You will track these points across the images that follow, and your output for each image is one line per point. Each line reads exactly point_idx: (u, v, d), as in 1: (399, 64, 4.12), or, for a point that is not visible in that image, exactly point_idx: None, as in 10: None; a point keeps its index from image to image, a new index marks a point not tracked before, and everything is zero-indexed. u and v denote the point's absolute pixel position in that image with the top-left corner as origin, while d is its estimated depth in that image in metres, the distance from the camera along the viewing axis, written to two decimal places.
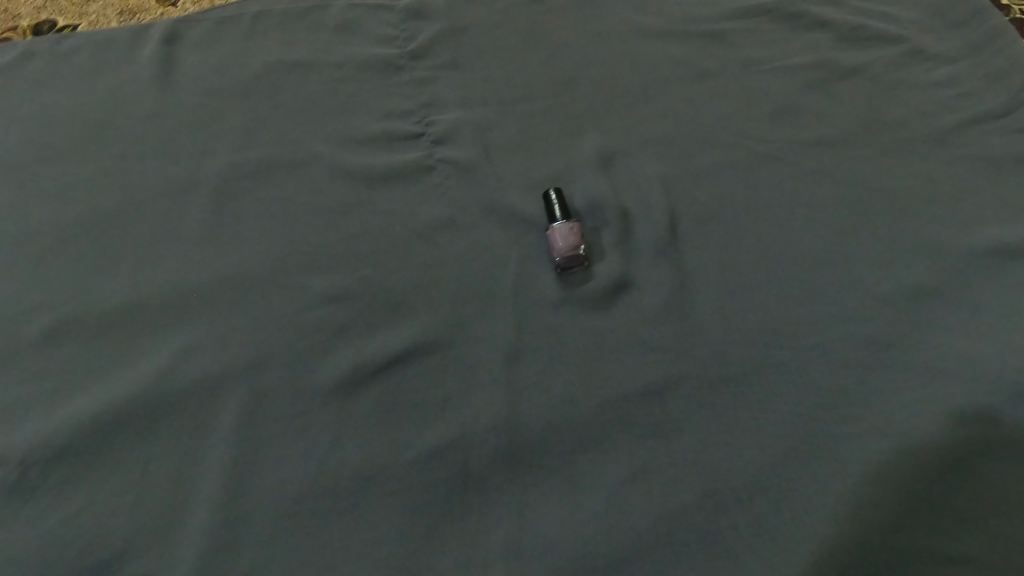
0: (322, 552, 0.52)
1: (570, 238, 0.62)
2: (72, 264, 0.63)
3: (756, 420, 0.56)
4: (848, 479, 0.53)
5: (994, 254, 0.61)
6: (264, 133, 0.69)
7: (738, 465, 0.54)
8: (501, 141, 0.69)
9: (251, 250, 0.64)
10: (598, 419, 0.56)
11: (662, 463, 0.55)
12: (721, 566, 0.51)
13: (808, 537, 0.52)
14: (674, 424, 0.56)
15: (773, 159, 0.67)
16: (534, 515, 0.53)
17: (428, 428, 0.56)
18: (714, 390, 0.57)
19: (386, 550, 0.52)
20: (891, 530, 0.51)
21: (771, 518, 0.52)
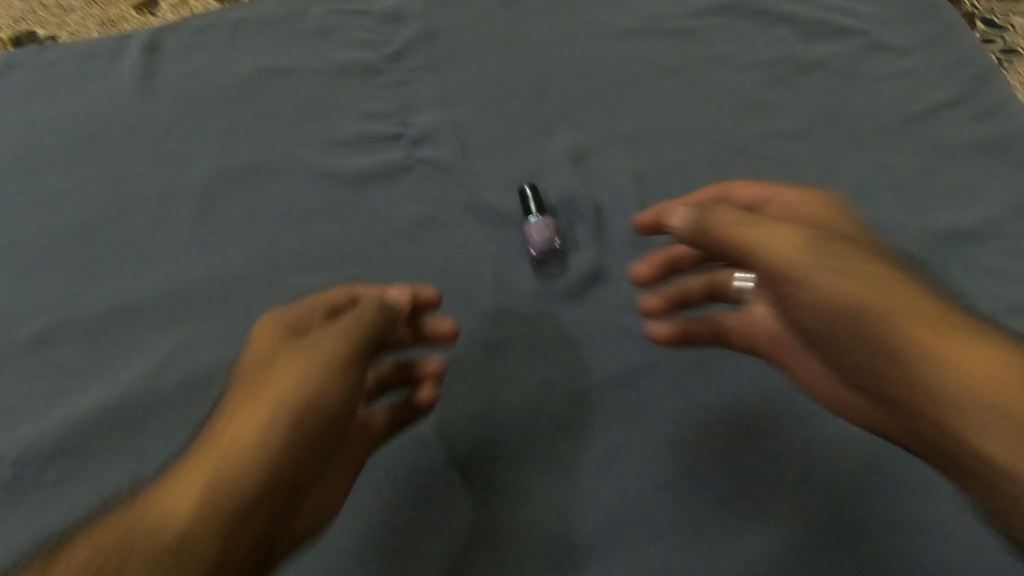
0: (320, 538, 0.56)
1: (547, 232, 0.64)
2: (65, 272, 0.66)
3: (719, 402, 0.60)
4: (803, 457, 0.58)
5: (947, 237, 0.64)
6: (247, 137, 0.71)
7: (703, 446, 0.59)
8: (478, 140, 0.71)
9: (239, 253, 0.66)
10: (572, 418, 0.60)
11: (633, 456, 0.59)
12: (688, 539, 0.56)
13: (767, 514, 0.56)
14: (643, 410, 0.60)
15: (741, 151, 0.70)
16: (517, 498, 0.57)
17: (415, 420, 0.60)
18: (681, 377, 0.61)
19: (380, 534, 0.56)
20: (843, 502, 0.56)
21: (733, 493, 0.57)
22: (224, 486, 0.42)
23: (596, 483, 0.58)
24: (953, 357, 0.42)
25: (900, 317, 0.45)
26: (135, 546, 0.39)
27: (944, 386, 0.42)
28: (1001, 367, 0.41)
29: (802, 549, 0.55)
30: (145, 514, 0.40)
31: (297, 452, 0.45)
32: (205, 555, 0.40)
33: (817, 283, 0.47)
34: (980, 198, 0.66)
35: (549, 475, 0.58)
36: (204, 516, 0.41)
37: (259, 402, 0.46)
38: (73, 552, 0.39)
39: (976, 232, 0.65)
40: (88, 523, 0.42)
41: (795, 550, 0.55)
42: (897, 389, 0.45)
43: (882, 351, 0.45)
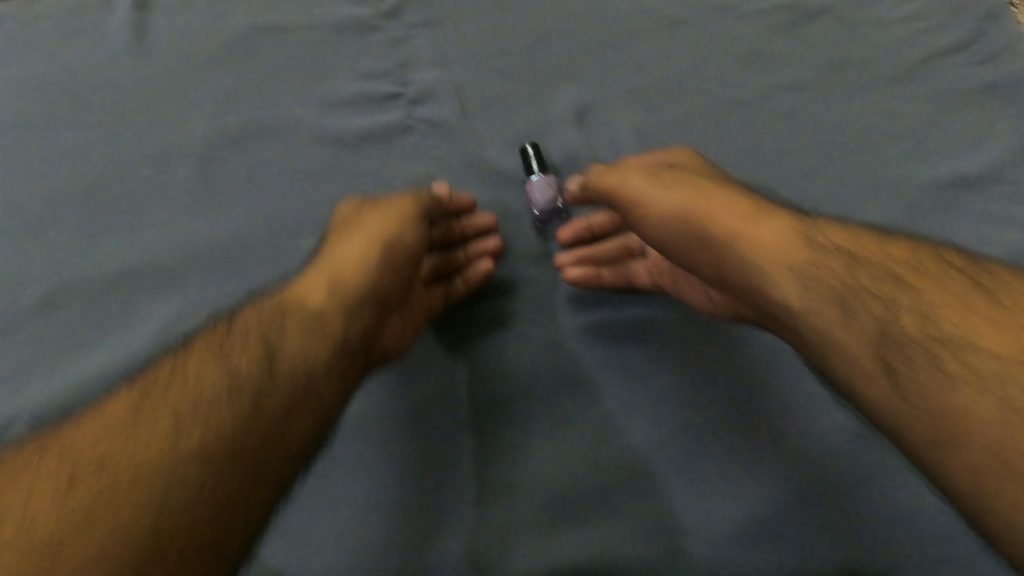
0: (334, 494, 0.58)
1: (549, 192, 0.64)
2: (66, 237, 0.65)
3: (723, 360, 0.61)
4: (807, 412, 0.59)
5: (952, 184, 0.64)
6: (244, 98, 0.70)
7: (707, 400, 0.60)
8: (478, 99, 0.70)
9: (240, 216, 0.66)
10: (579, 381, 0.62)
11: (640, 416, 0.60)
12: (693, 490, 0.57)
13: (772, 465, 0.58)
14: (648, 366, 0.62)
15: (744, 105, 0.69)
16: (525, 454, 0.59)
17: (422, 379, 0.61)
18: (686, 334, 0.62)
19: (393, 490, 0.58)
20: (846, 454, 0.58)
21: (738, 445, 0.58)
22: (317, 315, 0.51)
23: (605, 441, 0.60)
24: (788, 269, 0.47)
25: (739, 226, 0.51)
26: (235, 354, 0.48)
27: (779, 283, 0.48)
28: (829, 267, 0.47)
29: (806, 499, 0.56)
30: (250, 325, 0.50)
31: (365, 294, 0.53)
32: (301, 364, 0.48)
33: (657, 206, 0.55)
34: (986, 144, 0.66)
35: (559, 436, 0.60)
36: (300, 334, 0.50)
37: (354, 247, 0.56)
38: (187, 356, 0.47)
39: (981, 178, 0.64)
40: (189, 336, 0.50)
41: (799, 499, 0.56)
42: (746, 292, 0.51)
43: (724, 260, 0.52)
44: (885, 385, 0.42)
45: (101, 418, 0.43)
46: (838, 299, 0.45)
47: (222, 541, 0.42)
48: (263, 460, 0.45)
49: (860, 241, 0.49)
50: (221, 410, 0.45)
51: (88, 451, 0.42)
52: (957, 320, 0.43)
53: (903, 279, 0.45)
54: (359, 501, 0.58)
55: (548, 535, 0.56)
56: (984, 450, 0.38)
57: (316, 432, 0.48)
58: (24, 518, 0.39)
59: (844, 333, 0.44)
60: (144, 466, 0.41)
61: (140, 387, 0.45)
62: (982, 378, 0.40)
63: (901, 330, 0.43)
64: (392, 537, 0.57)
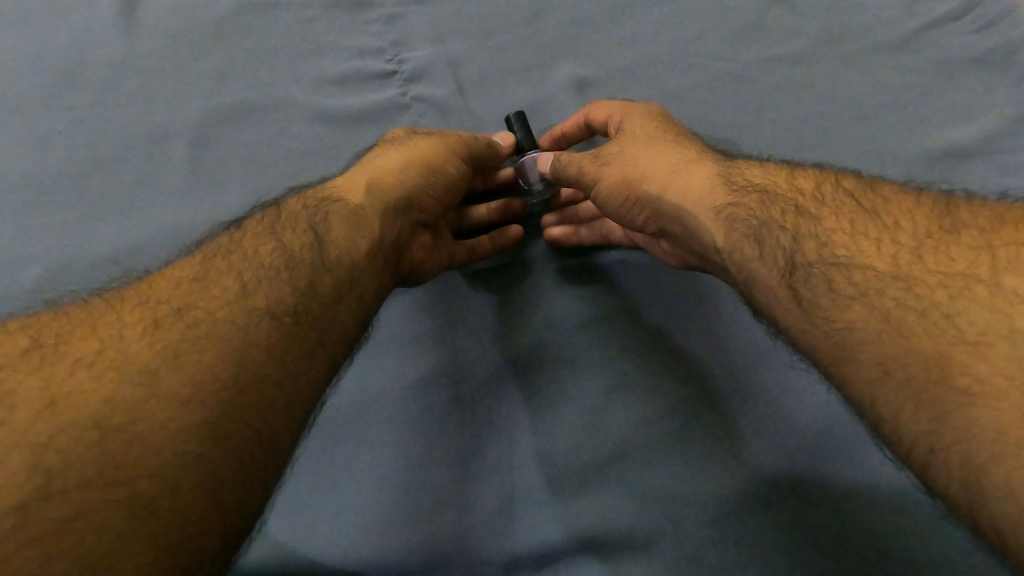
0: (346, 475, 0.62)
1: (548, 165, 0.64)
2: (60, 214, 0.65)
3: (707, 340, 0.65)
4: (792, 386, 0.62)
5: (954, 151, 0.64)
6: (238, 78, 0.69)
7: (692, 378, 0.63)
8: (474, 77, 0.70)
9: (238, 193, 0.65)
10: (571, 357, 0.65)
11: (634, 394, 0.63)
12: (686, 462, 0.60)
13: (758, 436, 0.60)
14: (636, 347, 0.65)
15: (740, 78, 0.69)
16: (524, 434, 0.63)
17: (421, 360, 0.66)
18: (668, 318, 0.66)
19: (402, 472, 0.62)
20: (839, 426, 0.60)
21: (727, 420, 0.61)
22: (359, 207, 0.54)
23: (601, 417, 0.62)
24: (713, 213, 0.50)
25: (669, 178, 0.53)
26: (287, 236, 0.50)
27: (707, 226, 0.50)
28: (746, 205, 0.49)
29: (794, 470, 0.59)
30: (298, 214, 0.52)
31: (404, 200, 0.57)
32: (349, 251, 0.51)
33: (600, 179, 0.57)
34: (987, 110, 0.66)
35: (557, 416, 0.63)
36: (344, 224, 0.52)
37: (391, 156, 0.59)
38: (243, 235, 0.50)
39: (983, 143, 0.64)
40: (240, 219, 0.52)
41: (787, 471, 0.59)
42: (681, 232, 0.53)
43: (659, 214, 0.54)
44: (794, 312, 0.44)
45: (174, 274, 0.46)
46: (750, 233, 0.48)
47: (291, 393, 0.44)
48: (319, 329, 0.47)
49: (774, 178, 0.51)
50: (280, 281, 0.47)
51: (169, 300, 0.44)
52: (848, 243, 0.45)
53: (804, 209, 0.48)
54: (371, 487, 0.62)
55: (550, 514, 0.60)
56: (869, 355, 0.40)
57: (361, 317, 0.51)
58: (121, 346, 0.40)
59: (760, 266, 0.46)
60: (222, 318, 0.43)
61: (204, 258, 0.48)
62: (867, 296, 0.42)
63: (804, 257, 0.45)
64: (402, 515, 0.61)
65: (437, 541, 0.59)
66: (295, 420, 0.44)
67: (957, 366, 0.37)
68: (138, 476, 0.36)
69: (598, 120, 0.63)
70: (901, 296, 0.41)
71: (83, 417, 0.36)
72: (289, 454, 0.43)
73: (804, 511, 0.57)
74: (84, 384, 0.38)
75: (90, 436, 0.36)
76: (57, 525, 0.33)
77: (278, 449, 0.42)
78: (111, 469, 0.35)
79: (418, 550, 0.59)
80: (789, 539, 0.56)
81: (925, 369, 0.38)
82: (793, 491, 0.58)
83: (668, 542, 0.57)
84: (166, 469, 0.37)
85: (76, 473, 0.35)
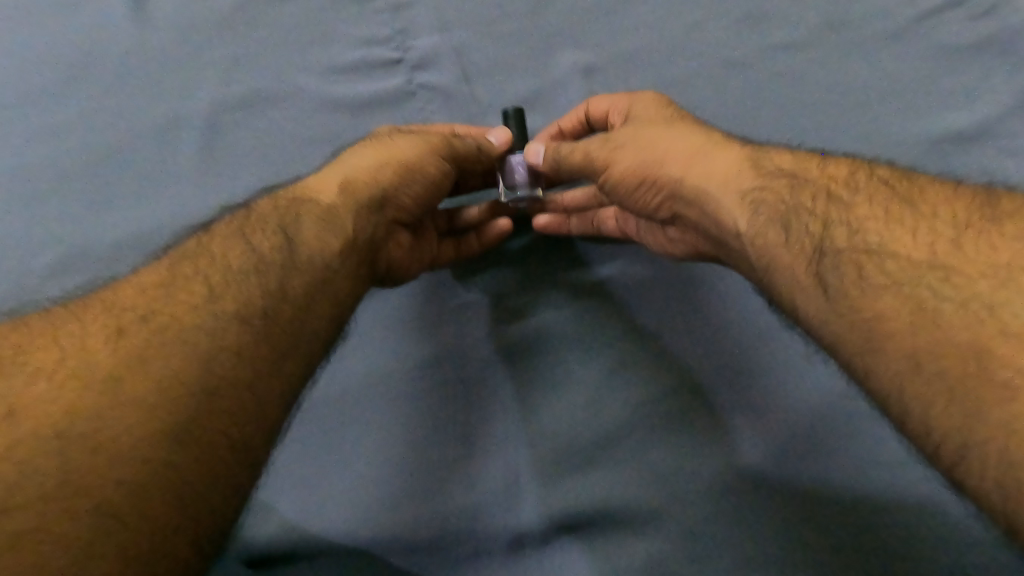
0: (353, 452, 0.65)
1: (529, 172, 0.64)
2: (77, 203, 0.67)
3: (709, 320, 0.66)
4: (789, 366, 0.63)
5: (949, 138, 0.66)
6: (247, 65, 0.71)
7: (688, 360, 0.65)
8: (479, 63, 0.71)
9: (247, 178, 0.67)
10: (578, 337, 0.67)
11: (636, 374, 0.65)
12: (684, 440, 0.61)
13: (759, 416, 0.62)
14: (637, 330, 0.66)
15: (742, 65, 0.70)
16: (527, 412, 0.64)
17: (426, 340, 0.68)
18: (670, 299, 0.67)
19: (408, 449, 0.64)
20: (835, 405, 0.61)
21: (723, 400, 0.63)
22: (331, 207, 0.55)
23: (602, 395, 0.64)
24: (738, 196, 0.50)
25: (689, 163, 0.53)
26: (257, 238, 0.51)
27: (732, 209, 0.50)
28: (774, 191, 0.49)
29: (789, 450, 0.60)
30: (269, 216, 0.53)
31: (380, 198, 0.57)
32: (321, 251, 0.52)
33: (613, 164, 0.57)
34: (984, 97, 0.67)
35: (561, 394, 0.65)
36: (316, 224, 0.53)
37: (370, 154, 0.59)
38: (211, 238, 0.51)
39: (976, 132, 0.66)
40: (211, 222, 0.54)
41: (785, 451, 0.60)
42: (696, 217, 0.54)
43: (676, 196, 0.54)
44: (820, 301, 0.44)
45: (140, 281, 0.47)
46: (780, 218, 0.47)
47: (262, 395, 0.45)
48: (291, 329, 0.48)
49: (805, 165, 0.50)
50: (249, 283, 0.48)
51: (134, 306, 0.45)
52: (879, 230, 0.44)
53: (837, 195, 0.47)
54: (380, 466, 0.64)
55: (552, 489, 0.61)
56: (897, 348, 0.40)
57: (333, 314, 0.52)
58: (83, 354, 0.42)
59: (785, 254, 0.46)
60: (188, 322, 0.45)
61: (173, 263, 0.49)
62: (901, 285, 0.41)
63: (833, 244, 0.44)
64: (408, 491, 0.63)
65: (441, 514, 0.62)
66: (268, 421, 0.45)
67: (996, 358, 0.37)
68: (98, 484, 0.37)
69: (599, 112, 0.65)
70: (936, 285, 0.41)
71: (44, 428, 0.38)
72: (263, 455, 0.45)
73: (798, 488, 0.59)
74: (45, 395, 0.39)
75: (52, 446, 0.38)
76: (14, 536, 0.35)
77: (249, 450, 0.43)
78: (70, 480, 0.37)
79: (425, 526, 0.61)
80: (784, 516, 0.58)
81: (964, 365, 0.37)
82: (789, 468, 0.60)
83: (667, 519, 0.59)
84: (130, 474, 0.38)
85: (35, 487, 0.36)
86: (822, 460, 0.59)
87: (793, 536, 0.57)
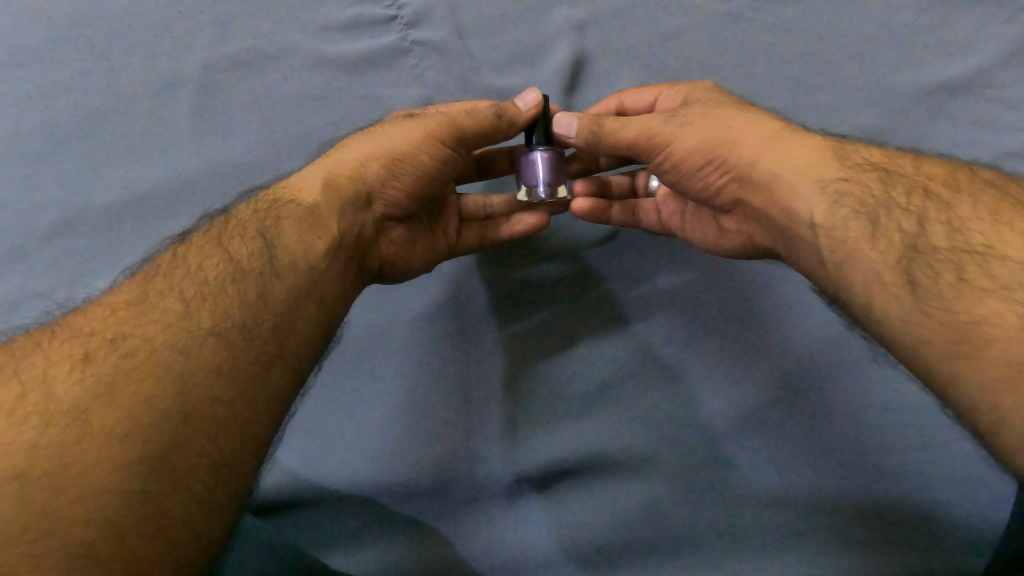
0: (354, 403, 0.67)
1: (545, 169, 0.61)
2: (81, 174, 0.70)
3: (738, 299, 0.65)
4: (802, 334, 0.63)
5: (935, 94, 0.67)
6: (238, 23, 0.70)
7: (701, 337, 0.65)
8: (474, 20, 0.70)
9: (243, 142, 0.70)
10: (576, 292, 0.68)
11: (627, 323, 0.67)
12: (683, 397, 0.64)
13: (767, 386, 0.63)
14: (639, 301, 0.67)
15: (737, 19, 0.69)
16: (525, 365, 0.67)
17: (423, 292, 0.68)
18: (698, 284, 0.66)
19: (411, 402, 0.67)
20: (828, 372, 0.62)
21: (714, 357, 0.65)
22: (314, 206, 0.56)
23: (596, 348, 0.67)
24: (820, 186, 0.50)
25: (766, 146, 0.54)
26: (235, 245, 0.52)
27: (811, 197, 0.50)
28: (864, 182, 0.49)
29: (780, 415, 0.62)
30: (249, 221, 0.55)
31: (364, 194, 0.59)
32: (303, 254, 0.53)
33: (678, 137, 0.57)
34: (972, 49, 0.67)
35: (553, 348, 0.67)
36: (299, 225, 0.54)
37: (354, 148, 0.60)
38: (187, 251, 0.52)
39: (960, 86, 0.67)
40: (189, 231, 0.55)
41: (774, 413, 0.63)
42: (762, 203, 0.55)
43: (744, 178, 0.55)
44: (907, 297, 0.44)
45: (110, 303, 0.48)
46: (871, 211, 0.47)
47: (244, 410, 0.46)
48: (273, 340, 0.49)
49: (897, 163, 0.51)
50: (226, 295, 0.49)
51: (102, 331, 0.46)
52: (981, 228, 0.44)
53: (935, 193, 0.48)
54: (382, 419, 0.67)
55: (547, 439, 0.65)
56: (1003, 354, 0.39)
57: (321, 319, 0.53)
58: (45, 388, 0.42)
59: (871, 248, 0.46)
60: (160, 342, 0.45)
61: (145, 279, 0.50)
62: (1008, 289, 0.41)
63: (930, 241, 0.45)
64: (411, 440, 0.66)
65: (444, 462, 0.65)
66: (254, 439, 0.46)
67: None
68: (65, 526, 0.38)
69: (638, 105, 0.65)
70: None
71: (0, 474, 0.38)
72: (250, 471, 0.45)
73: (782, 440, 0.62)
74: (6, 436, 0.40)
75: (14, 488, 0.38)
76: None
77: (232, 470, 0.44)
78: (33, 523, 0.37)
79: (430, 473, 0.65)
80: (767, 461, 0.62)
81: None
82: (772, 416, 0.63)
83: (655, 466, 0.63)
84: (100, 509, 0.39)
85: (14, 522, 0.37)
86: (806, 415, 0.62)
87: (780, 483, 0.61)
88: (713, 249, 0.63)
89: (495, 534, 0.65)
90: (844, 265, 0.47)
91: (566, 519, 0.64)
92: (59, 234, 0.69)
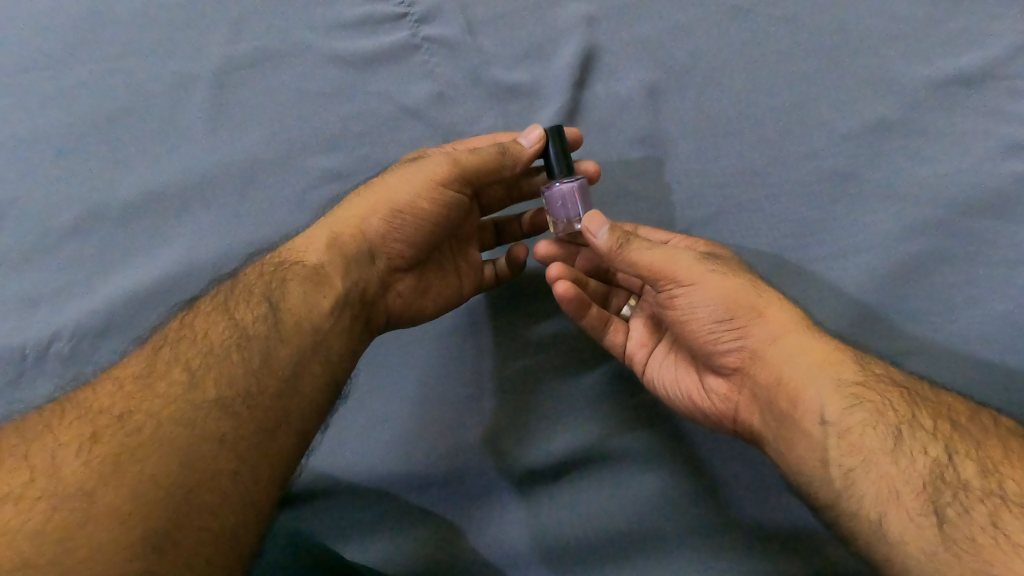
0: (368, 397, 0.69)
1: (571, 203, 0.60)
2: (86, 181, 0.70)
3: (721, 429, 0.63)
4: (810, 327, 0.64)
5: (954, 85, 0.64)
6: (255, 23, 0.72)
7: None
8: (483, 17, 0.71)
9: (256, 140, 0.70)
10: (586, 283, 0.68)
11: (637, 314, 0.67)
12: None
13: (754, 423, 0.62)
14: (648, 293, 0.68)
15: (748, 13, 0.68)
16: (535, 357, 0.67)
17: None
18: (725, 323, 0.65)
19: (423, 395, 0.68)
20: None
21: None
22: (318, 266, 0.59)
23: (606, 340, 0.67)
24: (835, 383, 0.50)
25: (787, 330, 0.53)
26: (241, 312, 0.56)
27: (824, 390, 0.50)
28: (885, 396, 0.49)
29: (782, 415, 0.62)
30: (255, 283, 0.58)
31: (367, 251, 0.62)
32: (309, 316, 0.57)
33: (699, 286, 0.55)
34: (993, 37, 0.64)
35: (563, 340, 0.67)
36: (303, 286, 0.58)
37: (361, 199, 0.62)
38: (194, 319, 0.55)
39: (983, 77, 0.64)
40: (198, 298, 0.58)
41: None
42: (766, 385, 0.53)
43: (756, 355, 0.54)
44: (925, 526, 0.43)
45: (118, 377, 0.51)
46: (890, 426, 0.48)
47: (248, 479, 0.48)
48: (276, 407, 0.52)
49: (916, 384, 0.51)
50: (231, 361, 0.52)
51: (111, 408, 0.48)
52: (1015, 477, 0.44)
53: (961, 426, 0.48)
54: (395, 412, 0.68)
55: (556, 432, 0.65)
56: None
57: (326, 378, 0.57)
58: (53, 469, 0.44)
59: (890, 463, 0.46)
60: (164, 417, 0.48)
61: (153, 351, 0.53)
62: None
63: (956, 476, 0.44)
64: (421, 433, 0.67)
65: (455, 456, 0.66)
66: (256, 509, 0.48)
67: None
68: None
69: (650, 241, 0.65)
70: None
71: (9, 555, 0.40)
72: (252, 544, 0.48)
73: None
74: (11, 521, 0.41)
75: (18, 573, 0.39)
76: None
77: (235, 542, 0.47)
78: None
79: (440, 467, 0.66)
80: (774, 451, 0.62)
81: None
82: None
83: (664, 459, 0.63)
84: None
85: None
86: None
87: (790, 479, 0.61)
88: (684, 407, 0.61)
89: (508, 526, 0.65)
90: (856, 473, 0.47)
91: (573, 514, 0.63)
92: (65, 246, 0.69)
